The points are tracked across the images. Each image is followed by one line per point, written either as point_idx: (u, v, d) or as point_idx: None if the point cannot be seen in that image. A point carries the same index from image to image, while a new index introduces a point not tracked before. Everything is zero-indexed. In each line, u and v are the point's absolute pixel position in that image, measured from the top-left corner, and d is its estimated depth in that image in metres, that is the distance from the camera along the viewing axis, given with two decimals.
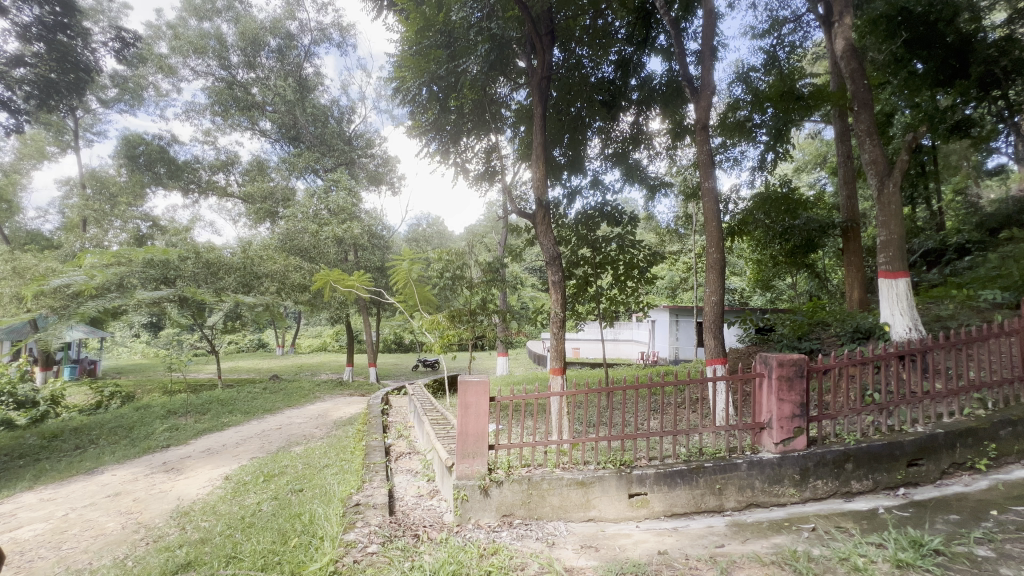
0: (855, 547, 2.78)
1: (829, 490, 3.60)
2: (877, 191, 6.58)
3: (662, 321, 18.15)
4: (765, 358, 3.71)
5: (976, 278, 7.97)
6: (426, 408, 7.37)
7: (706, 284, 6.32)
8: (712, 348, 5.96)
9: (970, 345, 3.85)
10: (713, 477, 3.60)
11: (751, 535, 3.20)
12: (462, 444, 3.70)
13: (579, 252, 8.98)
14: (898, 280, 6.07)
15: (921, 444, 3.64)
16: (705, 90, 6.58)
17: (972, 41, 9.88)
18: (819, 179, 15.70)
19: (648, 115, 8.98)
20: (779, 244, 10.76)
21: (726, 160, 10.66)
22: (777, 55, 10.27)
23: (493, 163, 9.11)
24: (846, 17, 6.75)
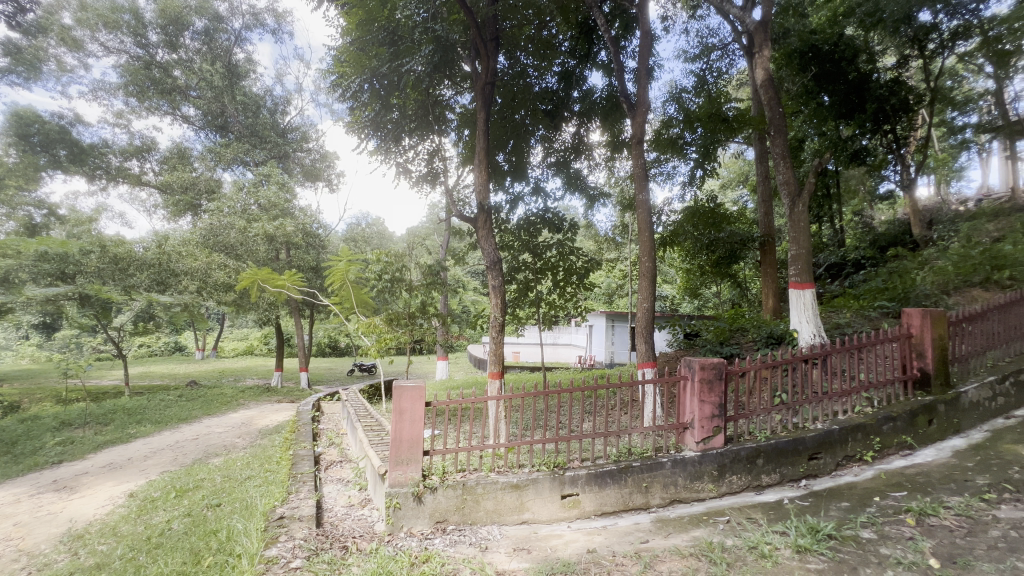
0: (762, 536, 3.03)
1: (743, 484, 3.89)
2: (789, 211, 7.26)
3: (599, 326, 18.81)
4: (689, 362, 3.95)
5: (869, 290, 8.96)
6: (360, 414, 7.13)
7: (639, 290, 6.63)
8: (643, 352, 6.27)
9: (860, 349, 4.29)
10: (640, 476, 3.77)
11: (673, 530, 3.38)
12: (396, 450, 3.62)
13: (520, 258, 9.13)
14: (805, 291, 6.67)
15: (820, 439, 4.03)
16: (640, 106, 6.92)
17: (868, 80, 11.38)
18: (741, 196, 17.03)
19: (589, 127, 9.30)
20: (705, 254, 11.54)
21: (660, 174, 11.30)
22: (706, 79, 11.01)
23: (436, 165, 9.02)
24: (766, 49, 7.31)
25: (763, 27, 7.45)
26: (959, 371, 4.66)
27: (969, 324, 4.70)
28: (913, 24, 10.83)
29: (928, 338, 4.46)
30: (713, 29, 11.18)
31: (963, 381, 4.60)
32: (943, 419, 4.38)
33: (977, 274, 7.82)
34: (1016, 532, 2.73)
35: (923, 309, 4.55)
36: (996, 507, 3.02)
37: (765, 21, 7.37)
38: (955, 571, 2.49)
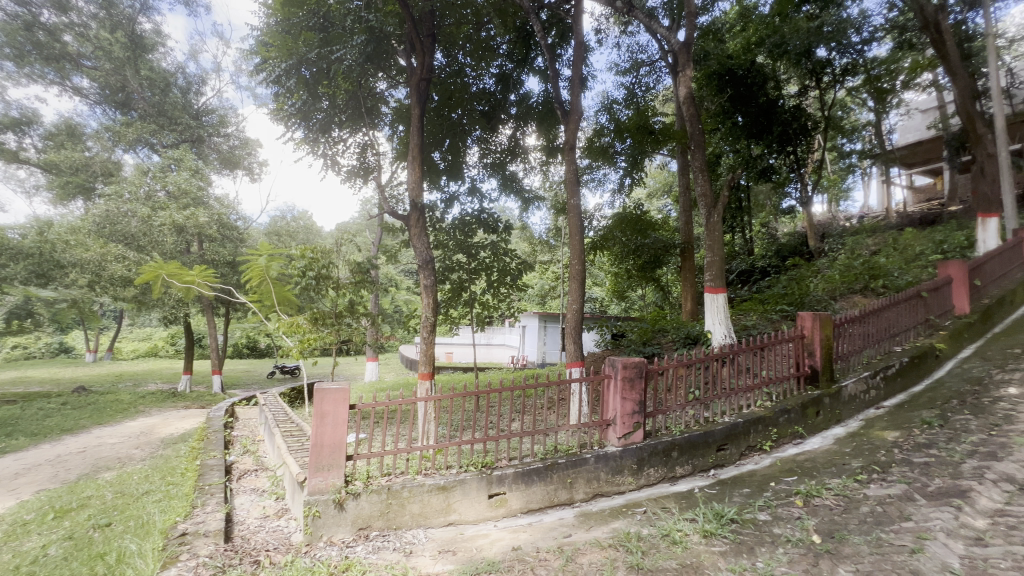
0: (674, 523, 3.24)
1: (659, 476, 4.14)
2: (706, 220, 7.84)
3: (532, 326, 19.17)
4: (613, 361, 4.14)
5: (772, 295, 9.90)
6: (279, 418, 6.70)
7: (568, 292, 6.82)
8: (572, 352, 6.47)
9: (761, 349, 4.72)
10: (565, 473, 3.89)
11: (595, 523, 3.52)
12: (316, 456, 3.45)
13: (454, 258, 9.07)
14: (718, 295, 7.23)
15: (727, 431, 4.39)
16: (573, 113, 7.13)
17: (775, 105, 12.60)
18: (665, 206, 18.15)
19: (524, 130, 9.43)
20: (632, 259, 12.14)
21: (591, 180, 11.74)
22: (635, 93, 11.64)
23: (368, 160, 8.73)
24: (688, 69, 7.86)
25: (686, 48, 7.97)
26: (841, 367, 5.26)
27: (850, 325, 5.33)
28: (812, 58, 12.12)
29: (817, 339, 5.00)
30: (642, 46, 11.80)
31: (844, 376, 5.21)
32: (828, 410, 4.93)
33: (857, 282, 8.90)
34: (881, 507, 3.13)
35: (813, 313, 5.11)
36: (867, 486, 3.44)
37: (688, 42, 7.88)
38: (833, 544, 2.80)
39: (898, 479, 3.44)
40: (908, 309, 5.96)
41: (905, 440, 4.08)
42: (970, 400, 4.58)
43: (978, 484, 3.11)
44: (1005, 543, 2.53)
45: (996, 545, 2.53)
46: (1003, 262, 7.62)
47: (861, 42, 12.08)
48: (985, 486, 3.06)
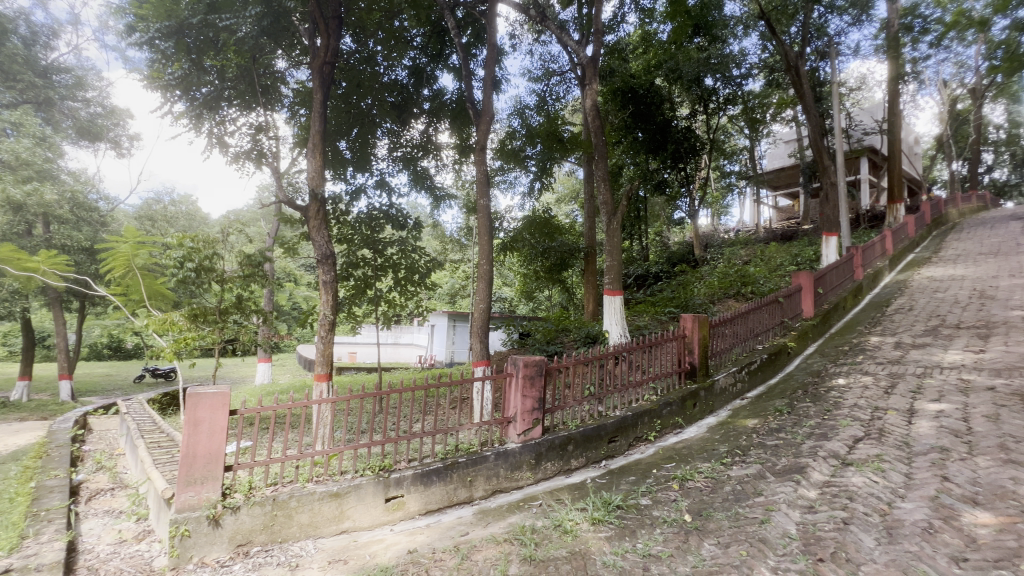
0: (566, 513, 3.42)
1: (555, 469, 4.32)
2: (607, 226, 8.34)
3: (440, 325, 18.98)
4: (515, 360, 4.25)
5: (662, 298, 10.85)
6: (145, 428, 5.89)
7: (476, 292, 6.86)
8: (477, 351, 6.53)
9: (650, 347, 5.13)
10: (464, 471, 3.91)
11: (492, 519, 3.59)
12: (187, 468, 3.09)
13: (359, 253, 8.61)
14: (615, 297, 7.71)
15: (617, 424, 4.72)
16: (485, 114, 7.17)
17: (669, 126, 13.84)
18: (572, 211, 19.22)
19: (437, 127, 9.30)
20: (540, 261, 12.48)
21: (503, 182, 11.95)
22: (546, 100, 12.07)
23: (263, 143, 8.02)
24: (594, 83, 8.30)
25: (593, 63, 8.40)
26: (715, 363, 5.92)
27: (723, 326, 6.00)
28: (701, 85, 13.49)
29: (696, 337, 5.55)
30: (553, 56, 12.28)
31: (717, 371, 5.87)
32: (703, 402, 5.51)
33: (731, 288, 10.07)
34: (740, 485, 3.57)
35: (693, 315, 5.67)
36: (730, 467, 3.91)
37: (596, 58, 8.34)
38: (700, 521, 3.15)
39: (754, 460, 3.96)
40: (768, 312, 6.86)
41: (761, 426, 4.70)
42: (811, 389, 5.42)
43: (812, 460, 3.68)
44: (830, 508, 3.03)
45: (822, 511, 3.02)
46: (839, 274, 9.07)
47: (739, 77, 13.74)
48: (817, 462, 3.64)
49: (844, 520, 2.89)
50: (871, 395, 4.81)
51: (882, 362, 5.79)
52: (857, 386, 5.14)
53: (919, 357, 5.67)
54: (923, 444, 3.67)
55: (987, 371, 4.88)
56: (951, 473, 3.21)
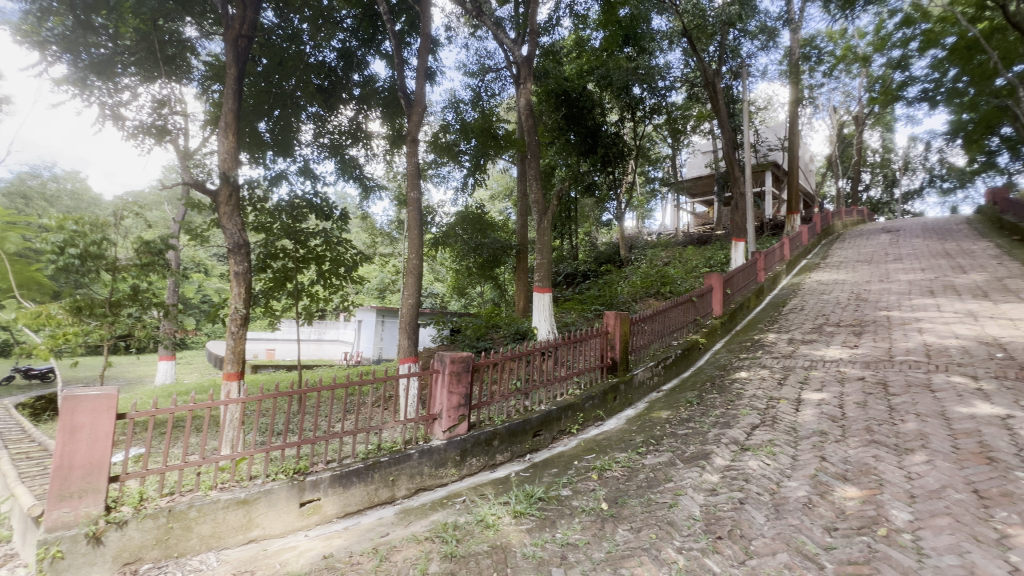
0: (489, 508, 3.45)
1: (480, 464, 4.33)
2: (538, 224, 8.48)
3: (368, 321, 18.34)
4: (441, 356, 4.20)
5: (589, 296, 11.27)
6: (10, 437, 5.10)
7: (404, 287, 6.68)
8: (405, 348, 6.39)
9: (575, 343, 5.29)
10: (386, 470, 3.80)
11: (414, 518, 3.52)
12: (60, 481, 2.72)
13: (278, 243, 8.05)
14: (544, 294, 7.85)
15: (542, 418, 4.82)
16: (417, 104, 6.97)
17: (599, 131, 14.41)
18: (506, 209, 19.47)
19: (367, 115, 8.93)
20: (473, 257, 12.34)
21: (436, 176, 11.76)
22: (481, 96, 12.04)
23: (168, 119, 7.25)
24: (527, 83, 8.40)
25: (527, 63, 8.50)
26: (635, 358, 6.24)
27: (643, 323, 6.34)
28: (630, 93, 14.18)
29: (617, 334, 5.81)
30: (490, 52, 12.28)
31: (636, 366, 6.20)
32: (623, 395, 5.79)
33: (652, 287, 10.68)
34: (653, 472, 3.80)
35: (615, 312, 5.93)
36: (645, 456, 4.15)
37: (530, 58, 8.45)
38: (616, 509, 3.31)
39: (667, 448, 4.23)
40: (683, 310, 7.35)
41: (673, 416, 5.03)
42: (718, 382, 5.88)
43: (716, 447, 4.00)
44: (728, 490, 3.32)
45: (723, 493, 3.30)
46: (745, 276, 9.94)
47: (664, 88, 14.60)
48: (720, 448, 3.96)
49: (740, 500, 3.18)
50: (767, 386, 5.33)
51: (777, 356, 6.43)
52: (756, 379, 5.67)
53: (806, 352, 6.38)
54: (807, 428, 4.12)
55: (859, 364, 5.59)
56: (828, 453, 3.65)
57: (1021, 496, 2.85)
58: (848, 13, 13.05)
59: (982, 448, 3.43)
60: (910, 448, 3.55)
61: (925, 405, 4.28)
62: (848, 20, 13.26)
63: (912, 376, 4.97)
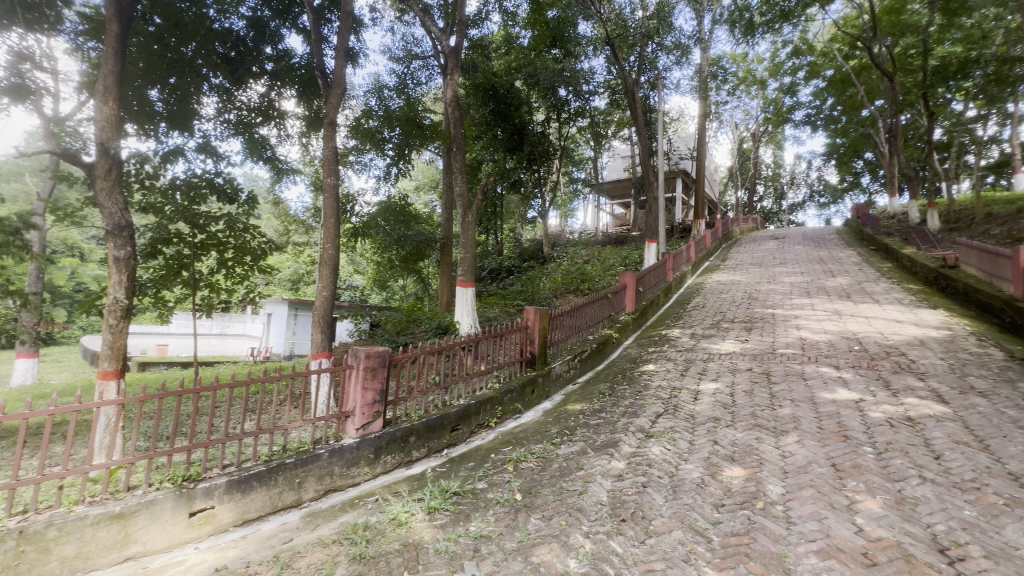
0: (402, 506, 3.37)
1: (396, 462, 4.21)
2: (462, 219, 8.42)
3: (279, 314, 17.09)
4: (356, 351, 4.05)
5: (513, 291, 11.44)
6: None
7: (319, 278, 6.30)
8: (318, 343, 6.05)
9: (496, 337, 5.33)
10: (292, 473, 3.57)
11: (321, 520, 3.35)
12: None
13: (172, 226, 7.23)
14: (467, 289, 7.82)
15: (460, 413, 4.80)
16: (336, 85, 6.54)
17: (524, 130, 14.63)
18: (431, 201, 19.21)
19: (281, 92, 8.27)
20: (395, 250, 11.98)
21: (357, 163, 11.21)
22: (406, 82, 11.68)
23: (31, 76, 6.20)
24: (455, 74, 8.26)
25: (455, 54, 8.36)
26: (553, 352, 6.44)
27: (561, 318, 6.54)
28: (556, 95, 14.58)
29: (537, 328, 5.94)
30: (417, 39, 11.97)
31: (554, 359, 6.40)
32: (541, 388, 5.94)
33: (572, 284, 11.09)
34: (566, 461, 3.95)
35: (535, 307, 6.05)
36: (559, 446, 4.29)
37: (458, 49, 8.31)
38: (529, 499, 3.40)
39: (579, 438, 4.41)
40: (599, 306, 7.69)
41: (587, 407, 5.26)
42: (627, 374, 6.25)
43: (623, 435, 4.25)
44: (633, 475, 3.54)
45: (628, 478, 3.51)
46: (656, 274, 10.65)
47: (588, 92, 15.14)
48: (627, 436, 4.21)
49: (643, 483, 3.41)
50: (671, 377, 5.76)
51: (681, 349, 6.96)
52: (662, 370, 6.10)
53: (705, 346, 6.98)
54: (703, 415, 4.52)
55: (747, 356, 6.24)
56: (719, 437, 4.03)
57: (868, 467, 3.34)
58: (749, 39, 14.44)
59: (840, 428, 3.98)
60: (785, 430, 4.03)
61: (799, 392, 4.86)
62: (749, 45, 14.64)
63: (790, 367, 5.63)
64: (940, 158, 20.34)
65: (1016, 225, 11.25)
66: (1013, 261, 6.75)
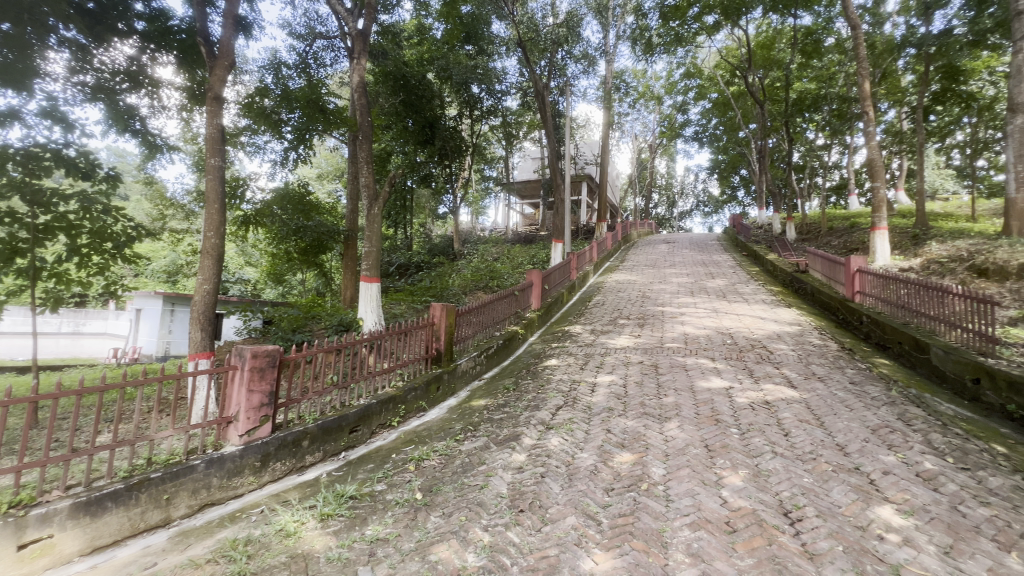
0: (291, 515, 3.14)
1: (286, 469, 3.92)
2: (368, 212, 7.95)
3: (150, 309, 15.02)
4: (241, 350, 3.71)
5: (421, 287, 11.23)
6: None
7: (198, 271, 5.62)
8: (197, 342, 5.41)
9: (400, 334, 5.19)
10: (159, 489, 3.16)
11: (194, 539, 3.02)
12: None
13: (5, 203, 6.00)
14: (372, 284, 7.49)
15: (360, 413, 4.59)
16: (222, 56, 5.85)
17: (435, 124, 14.09)
18: (335, 190, 18.18)
19: (155, 56, 7.23)
20: (293, 241, 11.13)
21: (249, 144, 10.20)
22: (308, 61, 10.86)
23: None
24: (362, 59, 7.85)
25: (362, 38, 7.94)
26: (459, 348, 6.42)
27: (468, 315, 6.54)
28: (468, 91, 14.58)
29: (443, 325, 5.88)
30: (320, 17, 11.18)
31: (460, 356, 6.37)
32: (446, 385, 5.89)
33: (481, 281, 11.16)
34: (468, 457, 3.96)
35: (441, 304, 5.99)
36: (462, 442, 4.30)
37: (366, 33, 7.90)
38: (429, 497, 3.36)
39: (482, 433, 4.46)
40: (505, 303, 7.82)
41: (491, 402, 5.32)
42: (531, 368, 6.45)
43: (525, 428, 4.38)
44: (533, 467, 3.66)
45: (528, 469, 3.62)
46: (561, 273, 11.12)
47: (500, 92, 15.33)
48: (529, 429, 4.35)
49: (542, 474, 3.54)
50: (571, 370, 6.05)
51: (581, 344, 7.34)
52: (563, 364, 6.37)
53: (603, 341, 7.43)
54: (598, 406, 4.81)
55: (639, 349, 6.75)
56: (612, 426, 4.31)
57: (732, 446, 3.81)
58: (648, 57, 15.62)
59: (713, 412, 4.48)
60: (668, 416, 4.43)
61: (681, 381, 5.38)
62: (648, 62, 15.83)
63: (674, 359, 6.21)
64: (797, 178, 23.72)
65: (850, 238, 13.49)
66: (846, 268, 8.07)
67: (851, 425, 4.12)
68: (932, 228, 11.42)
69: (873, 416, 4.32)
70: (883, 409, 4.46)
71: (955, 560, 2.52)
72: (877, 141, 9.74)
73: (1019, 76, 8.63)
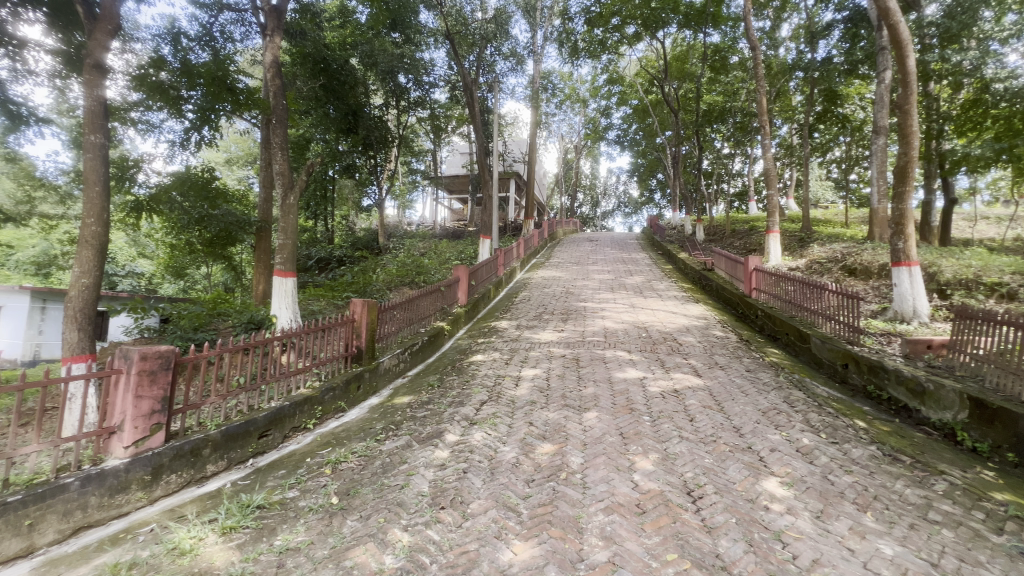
0: (187, 531, 2.86)
1: (183, 481, 3.55)
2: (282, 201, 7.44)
3: (14, 307, 12.94)
4: (126, 352, 3.28)
5: (342, 282, 10.72)
6: None
7: (74, 262, 4.90)
8: (72, 344, 4.74)
9: (317, 332, 4.90)
10: (19, 514, 2.71)
11: (65, 569, 2.65)
12: None
13: None
14: (287, 279, 7.03)
15: (270, 417, 4.28)
16: (104, 19, 5.11)
17: (360, 112, 13.85)
18: (247, 177, 16.84)
19: (18, 12, 6.17)
20: (196, 231, 10.12)
21: (140, 121, 9.09)
22: (213, 34, 9.88)
23: None
24: (276, 37, 7.29)
25: (276, 14, 7.35)
26: (381, 346, 6.20)
27: (391, 311, 6.34)
28: (395, 81, 14.14)
29: (364, 322, 5.65)
30: None
31: (383, 354, 6.16)
32: (367, 384, 5.66)
33: (406, 277, 10.90)
34: (389, 457, 3.85)
35: (362, 300, 5.74)
36: (383, 442, 4.17)
37: (281, 9, 7.33)
38: (346, 501, 3.22)
39: (404, 432, 4.35)
40: (431, 299, 7.68)
41: (414, 400, 5.21)
42: (457, 364, 6.40)
43: (449, 425, 4.35)
44: (456, 463, 3.65)
45: (450, 466, 3.60)
46: (488, 268, 11.15)
47: (428, 83, 15.01)
48: (452, 426, 4.32)
49: (464, 469, 3.53)
50: (496, 366, 6.10)
51: (507, 339, 7.43)
52: (489, 360, 6.40)
53: (528, 336, 7.57)
54: (522, 400, 4.89)
55: (562, 344, 6.97)
56: (534, 419, 4.40)
57: (645, 433, 4.05)
58: (574, 61, 16.13)
59: (628, 402, 4.74)
60: (588, 407, 4.62)
61: (600, 373, 5.64)
62: (574, 65, 16.37)
63: (595, 353, 6.48)
64: (706, 183, 25.76)
65: (749, 240, 14.89)
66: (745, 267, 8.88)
67: (746, 409, 4.56)
68: (814, 233, 12.94)
69: (764, 400, 4.81)
70: (773, 393, 4.99)
71: (825, 522, 2.88)
72: (771, 153, 10.83)
73: (881, 103, 10.00)
